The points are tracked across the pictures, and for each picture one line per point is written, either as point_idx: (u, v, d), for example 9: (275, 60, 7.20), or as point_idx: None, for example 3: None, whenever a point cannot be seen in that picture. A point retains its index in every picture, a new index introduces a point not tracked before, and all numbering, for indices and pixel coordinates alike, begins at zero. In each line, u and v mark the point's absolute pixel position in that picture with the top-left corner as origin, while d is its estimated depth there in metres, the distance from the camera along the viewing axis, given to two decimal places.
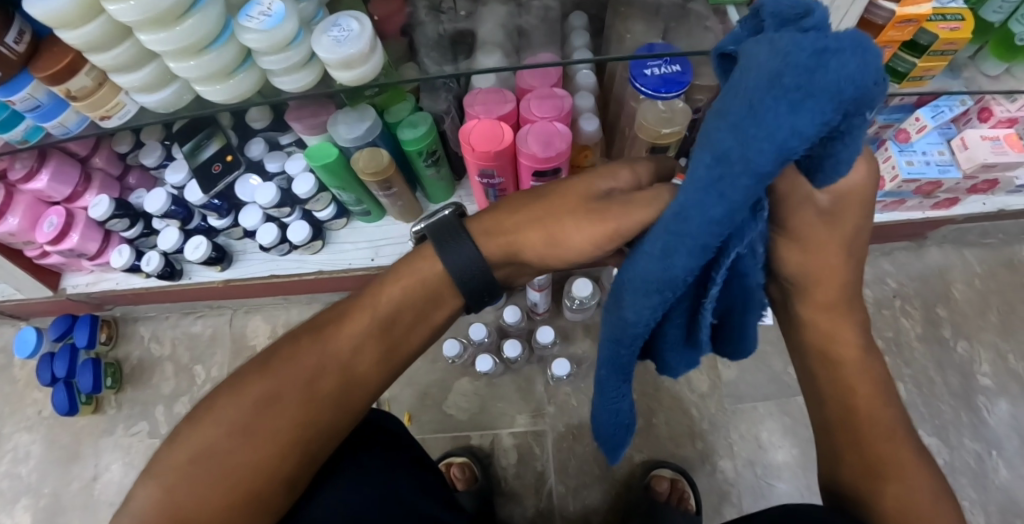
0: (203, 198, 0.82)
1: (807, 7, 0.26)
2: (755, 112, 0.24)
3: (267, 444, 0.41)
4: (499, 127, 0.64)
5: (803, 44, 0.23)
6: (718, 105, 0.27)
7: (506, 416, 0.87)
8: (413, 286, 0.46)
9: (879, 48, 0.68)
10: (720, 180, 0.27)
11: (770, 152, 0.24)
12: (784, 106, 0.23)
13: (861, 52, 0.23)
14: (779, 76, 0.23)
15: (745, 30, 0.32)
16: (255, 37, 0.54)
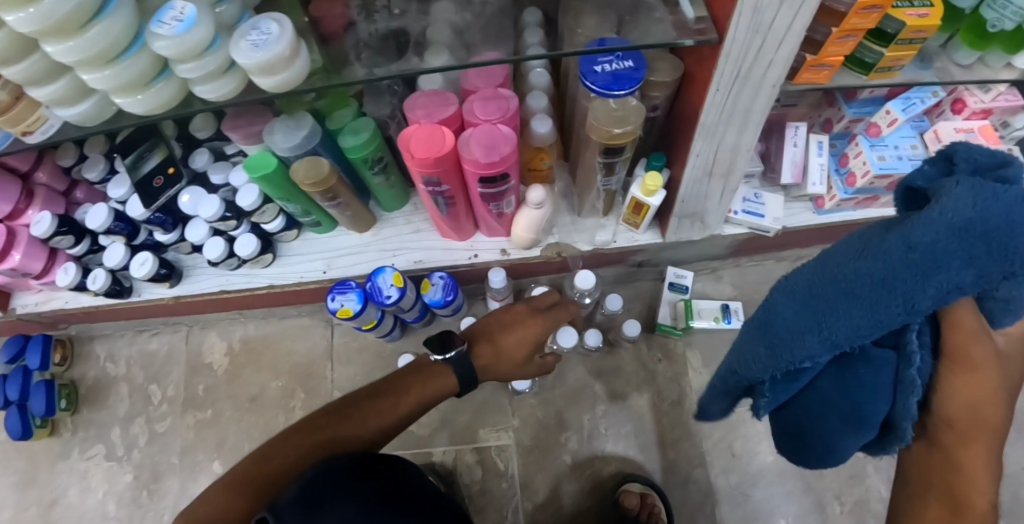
0: (145, 213, 0.78)
1: (1004, 160, 0.31)
2: (991, 234, 0.28)
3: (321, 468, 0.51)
4: (441, 131, 0.61)
5: (996, 200, 0.28)
6: (903, 232, 0.31)
7: (470, 430, 0.84)
8: (441, 383, 0.59)
9: (842, 38, 0.61)
10: (899, 271, 0.30)
11: (951, 283, 0.29)
12: (1015, 242, 0.28)
13: None
14: (985, 218, 0.28)
15: (931, 169, 0.34)
16: (165, 45, 0.50)
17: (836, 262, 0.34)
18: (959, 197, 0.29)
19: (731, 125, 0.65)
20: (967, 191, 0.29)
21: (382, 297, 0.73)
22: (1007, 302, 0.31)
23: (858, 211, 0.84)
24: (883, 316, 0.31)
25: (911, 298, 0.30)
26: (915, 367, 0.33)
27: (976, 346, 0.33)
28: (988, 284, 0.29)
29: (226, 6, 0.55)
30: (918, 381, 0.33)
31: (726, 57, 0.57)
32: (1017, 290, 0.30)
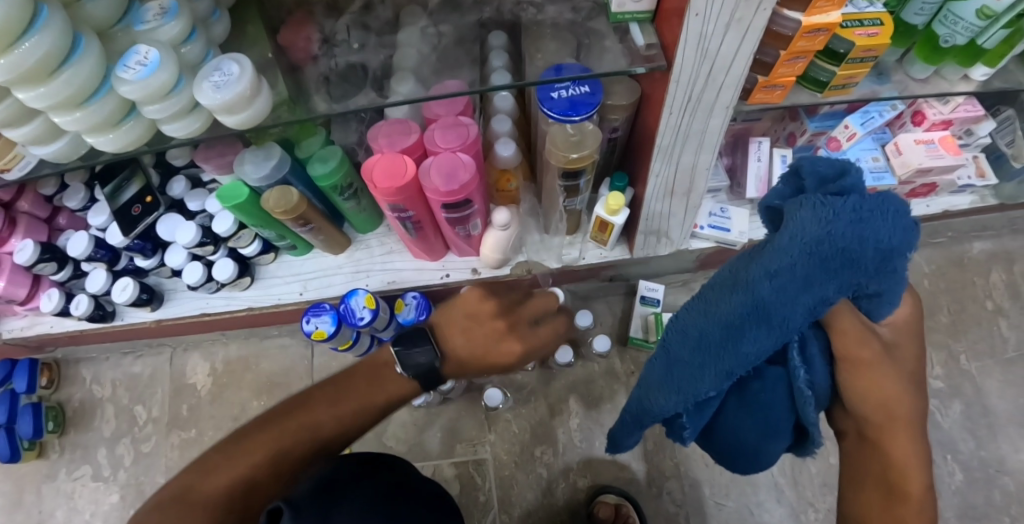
0: (125, 241, 0.80)
1: (842, 169, 0.39)
2: (832, 253, 0.37)
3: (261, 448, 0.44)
4: (402, 160, 0.63)
5: (838, 222, 0.36)
6: (766, 263, 0.39)
7: (447, 446, 0.86)
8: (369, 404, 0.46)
9: (792, 61, 0.63)
10: (769, 296, 0.39)
11: (812, 300, 0.38)
12: (857, 255, 0.36)
13: (882, 219, 0.36)
14: (825, 244, 0.37)
15: (788, 189, 0.43)
16: (131, 89, 0.52)
17: (718, 296, 0.43)
18: (807, 220, 0.37)
19: (687, 146, 0.68)
20: (811, 211, 0.37)
21: (355, 319, 0.75)
22: (877, 298, 0.40)
23: None
24: (766, 334, 0.41)
25: (782, 315, 0.39)
26: (802, 379, 0.42)
27: (864, 347, 0.40)
28: (847, 287, 0.38)
29: (190, 46, 0.58)
30: (807, 390, 0.42)
31: (676, 82, 0.60)
32: (883, 284, 0.39)
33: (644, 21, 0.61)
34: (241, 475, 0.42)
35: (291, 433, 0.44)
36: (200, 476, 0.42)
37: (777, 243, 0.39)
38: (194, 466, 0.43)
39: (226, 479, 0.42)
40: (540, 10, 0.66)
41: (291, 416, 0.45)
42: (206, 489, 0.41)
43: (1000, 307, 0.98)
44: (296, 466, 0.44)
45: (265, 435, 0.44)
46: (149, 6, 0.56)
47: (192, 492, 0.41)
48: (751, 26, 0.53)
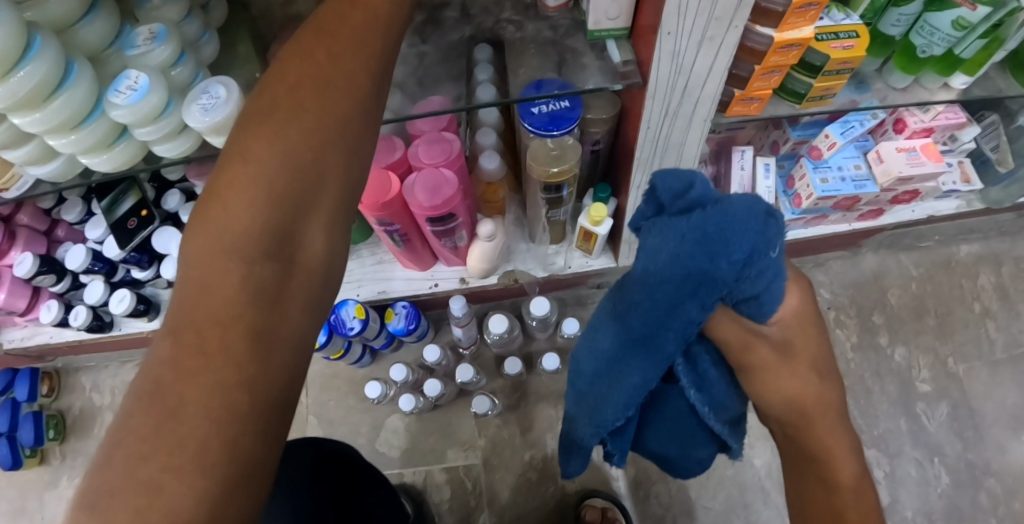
0: (121, 253, 0.82)
1: (690, 181, 0.39)
2: (684, 273, 0.39)
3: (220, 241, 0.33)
4: (386, 176, 0.65)
5: (688, 238, 0.38)
6: (636, 285, 0.42)
7: (438, 451, 0.87)
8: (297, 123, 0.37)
9: (767, 75, 0.64)
10: (643, 314, 0.43)
11: (689, 314, 0.40)
12: (715, 266, 0.37)
13: (739, 224, 0.37)
14: (685, 260, 0.38)
15: (650, 207, 0.42)
16: (122, 113, 0.54)
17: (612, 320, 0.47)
18: (661, 242, 0.40)
19: (666, 158, 0.71)
20: (662, 235, 0.40)
21: (345, 329, 0.77)
22: (758, 302, 0.38)
23: (807, 228, 0.87)
24: (651, 347, 0.44)
25: (665, 330, 0.42)
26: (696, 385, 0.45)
27: (751, 352, 0.41)
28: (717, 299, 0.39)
29: (180, 68, 0.60)
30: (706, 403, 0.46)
31: (652, 97, 0.62)
32: (758, 286, 0.38)
33: (620, 38, 0.63)
34: (263, 193, 0.34)
35: (314, 137, 0.37)
36: (209, 231, 0.33)
37: (642, 267, 0.41)
38: (187, 229, 0.33)
39: (247, 212, 0.34)
40: (519, 27, 0.66)
41: (289, 111, 0.37)
42: (233, 229, 0.33)
43: (988, 309, 0.98)
44: (314, 155, 0.36)
45: (259, 144, 0.36)
46: (140, 31, 0.57)
47: (209, 252, 0.32)
48: (723, 43, 0.55)
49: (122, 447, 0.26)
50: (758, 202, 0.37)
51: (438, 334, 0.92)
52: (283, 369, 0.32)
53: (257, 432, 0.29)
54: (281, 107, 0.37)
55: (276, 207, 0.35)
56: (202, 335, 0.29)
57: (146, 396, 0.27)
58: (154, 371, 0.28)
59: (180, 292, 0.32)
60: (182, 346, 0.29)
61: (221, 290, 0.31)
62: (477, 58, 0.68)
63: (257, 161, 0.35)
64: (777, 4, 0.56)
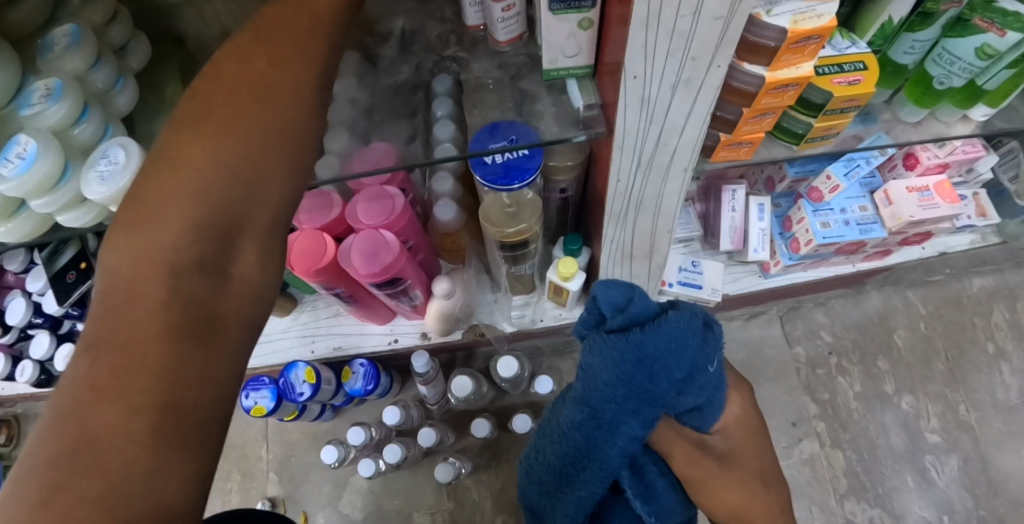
0: (60, 309, 0.77)
1: (629, 296, 0.47)
2: (629, 394, 0.46)
3: (156, 230, 0.27)
4: (322, 239, 0.59)
5: (630, 351, 0.45)
6: (586, 379, 0.48)
7: (404, 513, 0.82)
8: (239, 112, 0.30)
9: (758, 117, 0.56)
10: (597, 428, 0.49)
11: (636, 417, 0.47)
12: (657, 374, 0.45)
13: (682, 333, 0.44)
14: (629, 367, 0.45)
15: (592, 316, 0.49)
16: (8, 187, 0.48)
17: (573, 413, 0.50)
18: (605, 350, 0.46)
19: (641, 211, 0.62)
20: (605, 350, 0.46)
21: (294, 395, 0.71)
22: (698, 411, 0.50)
23: (807, 272, 0.78)
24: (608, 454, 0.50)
25: (620, 425, 0.48)
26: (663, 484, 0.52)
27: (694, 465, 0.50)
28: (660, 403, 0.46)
29: (83, 127, 0.53)
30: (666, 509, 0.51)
31: (620, 148, 0.54)
32: (694, 394, 0.47)
33: (582, 77, 0.55)
34: (200, 194, 0.28)
35: (266, 129, 0.30)
36: (137, 235, 0.27)
37: (594, 368, 0.47)
38: (109, 232, 0.27)
39: (180, 215, 0.28)
40: (466, 66, 0.59)
41: (231, 108, 0.30)
42: (170, 220, 0.27)
43: (1002, 350, 0.89)
44: (261, 149, 0.30)
45: (197, 140, 0.29)
46: (35, 87, 0.51)
47: (135, 261, 0.27)
48: (703, 86, 0.47)
49: (29, 481, 0.22)
50: (695, 314, 0.46)
51: (405, 386, 0.86)
52: (224, 388, 0.28)
53: (194, 460, 0.25)
54: (212, 103, 0.30)
55: (218, 213, 0.29)
56: (131, 356, 0.25)
57: (58, 422, 0.23)
58: (71, 387, 0.24)
59: (102, 303, 0.26)
60: (104, 367, 0.24)
61: (149, 291, 0.26)
62: (437, 91, 0.59)
63: (197, 159, 0.28)
64: (769, 39, 0.46)
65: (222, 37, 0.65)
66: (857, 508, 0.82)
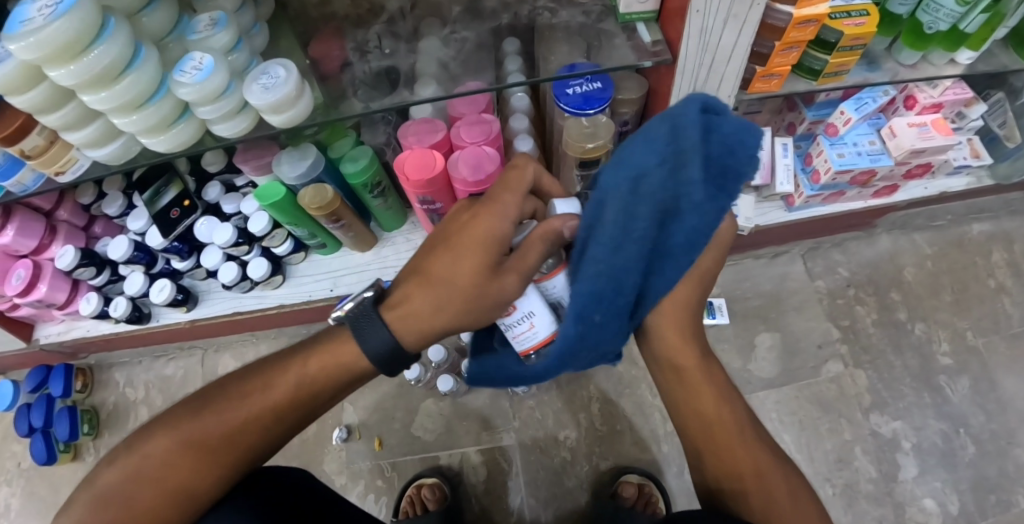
0: (164, 242, 0.82)
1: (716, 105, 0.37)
2: (708, 173, 0.36)
3: (222, 419, 0.46)
4: (431, 155, 0.69)
5: (721, 129, 0.36)
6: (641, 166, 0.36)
7: (472, 433, 0.90)
8: (324, 364, 0.48)
9: (786, 51, 0.67)
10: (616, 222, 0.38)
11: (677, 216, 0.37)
12: (732, 164, 0.36)
13: (727, 122, 0.36)
14: (710, 156, 0.35)
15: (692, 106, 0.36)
16: (188, 91, 0.56)
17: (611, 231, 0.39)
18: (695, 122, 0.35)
19: None
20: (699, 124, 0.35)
21: None
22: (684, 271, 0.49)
23: (826, 206, 0.92)
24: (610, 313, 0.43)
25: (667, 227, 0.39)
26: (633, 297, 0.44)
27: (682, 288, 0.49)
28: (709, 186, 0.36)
29: (237, 54, 0.61)
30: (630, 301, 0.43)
31: (681, 74, 0.64)
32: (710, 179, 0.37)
33: (650, 21, 0.65)
34: (260, 408, 0.47)
35: (315, 380, 0.48)
36: (215, 406, 0.47)
37: (675, 147, 0.35)
38: (219, 389, 0.48)
39: (242, 408, 0.47)
40: (554, 14, 0.70)
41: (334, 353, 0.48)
42: (236, 412, 0.47)
43: (1002, 285, 1.00)
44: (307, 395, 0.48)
45: (292, 370, 0.48)
46: (200, 18, 0.58)
47: (206, 420, 0.46)
48: (746, 20, 0.56)
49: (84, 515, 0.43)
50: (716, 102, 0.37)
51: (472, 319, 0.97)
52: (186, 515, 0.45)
53: None
54: (324, 358, 0.48)
55: (256, 416, 0.47)
56: (157, 472, 0.44)
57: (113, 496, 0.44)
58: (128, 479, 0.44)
59: (176, 431, 0.46)
60: (144, 477, 0.44)
61: (200, 443, 0.45)
62: (507, 50, 0.73)
63: (273, 388, 0.48)
64: None
65: (321, 2, 0.69)
66: (881, 420, 0.91)
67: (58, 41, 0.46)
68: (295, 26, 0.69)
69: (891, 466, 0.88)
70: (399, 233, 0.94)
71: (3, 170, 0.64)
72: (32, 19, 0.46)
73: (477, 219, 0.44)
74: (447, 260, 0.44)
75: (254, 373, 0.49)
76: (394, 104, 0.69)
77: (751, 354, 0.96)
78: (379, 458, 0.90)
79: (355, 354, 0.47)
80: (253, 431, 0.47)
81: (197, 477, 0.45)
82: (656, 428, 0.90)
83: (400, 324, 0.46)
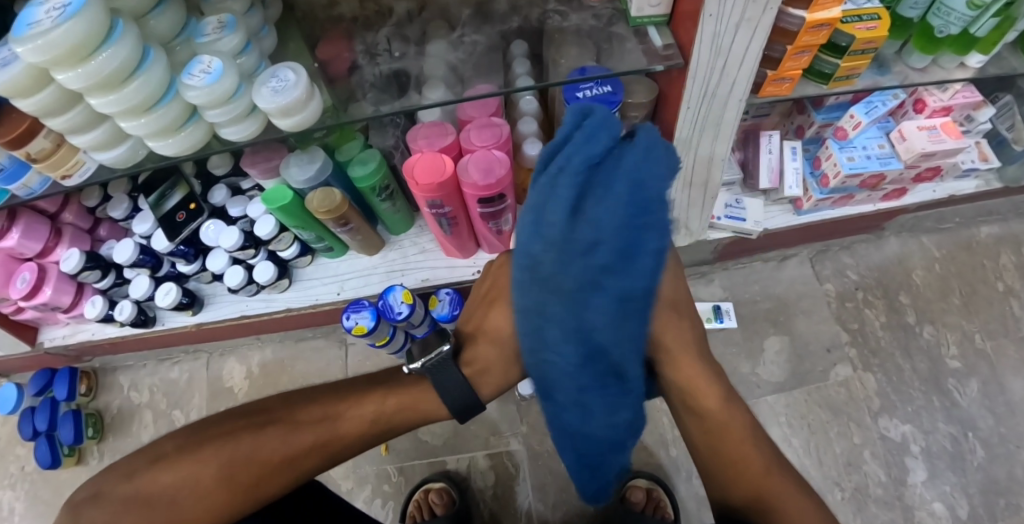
0: (170, 246, 0.82)
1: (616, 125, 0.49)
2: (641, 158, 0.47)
3: (298, 438, 0.52)
4: (440, 159, 0.68)
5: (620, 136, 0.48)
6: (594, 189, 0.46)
7: (480, 437, 0.90)
8: (399, 404, 0.57)
9: (798, 54, 0.67)
10: (562, 237, 0.46)
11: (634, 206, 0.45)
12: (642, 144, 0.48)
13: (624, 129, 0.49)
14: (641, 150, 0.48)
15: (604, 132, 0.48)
16: (197, 94, 0.55)
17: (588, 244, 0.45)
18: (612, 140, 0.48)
19: (704, 138, 0.73)
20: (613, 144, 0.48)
21: (393, 314, 0.79)
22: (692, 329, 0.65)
23: (835, 209, 0.92)
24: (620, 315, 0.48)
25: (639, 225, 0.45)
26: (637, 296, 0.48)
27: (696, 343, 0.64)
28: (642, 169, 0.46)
29: (246, 57, 0.60)
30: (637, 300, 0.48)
31: (693, 78, 0.63)
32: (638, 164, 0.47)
33: (661, 24, 0.65)
34: (332, 435, 0.54)
35: (386, 419, 0.57)
36: (293, 425, 0.53)
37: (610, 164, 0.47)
38: (297, 411, 0.55)
39: (315, 432, 0.54)
40: (565, 18, 0.70)
41: (410, 396, 0.58)
42: (311, 433, 0.53)
43: (1011, 288, 1.00)
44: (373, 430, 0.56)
45: (368, 405, 0.57)
46: (208, 21, 0.58)
47: (281, 435, 0.52)
48: (760, 24, 0.55)
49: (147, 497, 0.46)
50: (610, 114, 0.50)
51: None
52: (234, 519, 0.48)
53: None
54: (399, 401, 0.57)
55: (327, 442, 0.54)
56: (226, 475, 0.48)
57: (177, 488, 0.47)
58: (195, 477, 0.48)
59: (252, 439, 0.51)
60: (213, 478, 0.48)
61: (274, 455, 0.51)
62: (515, 53, 0.72)
63: (348, 418, 0.56)
64: None
65: (329, 4, 0.68)
66: (890, 423, 0.91)
67: (67, 44, 0.45)
68: (302, 28, 0.69)
69: (900, 471, 0.88)
70: (407, 236, 0.93)
71: (9, 174, 0.64)
72: (40, 21, 0.45)
73: (515, 309, 0.63)
74: (497, 315, 0.64)
75: (316, 409, 0.56)
76: (403, 108, 0.68)
77: (760, 357, 0.96)
78: (386, 463, 0.90)
79: (433, 403, 0.58)
80: (320, 455, 0.53)
81: (240, 496, 0.48)
82: (665, 433, 0.89)
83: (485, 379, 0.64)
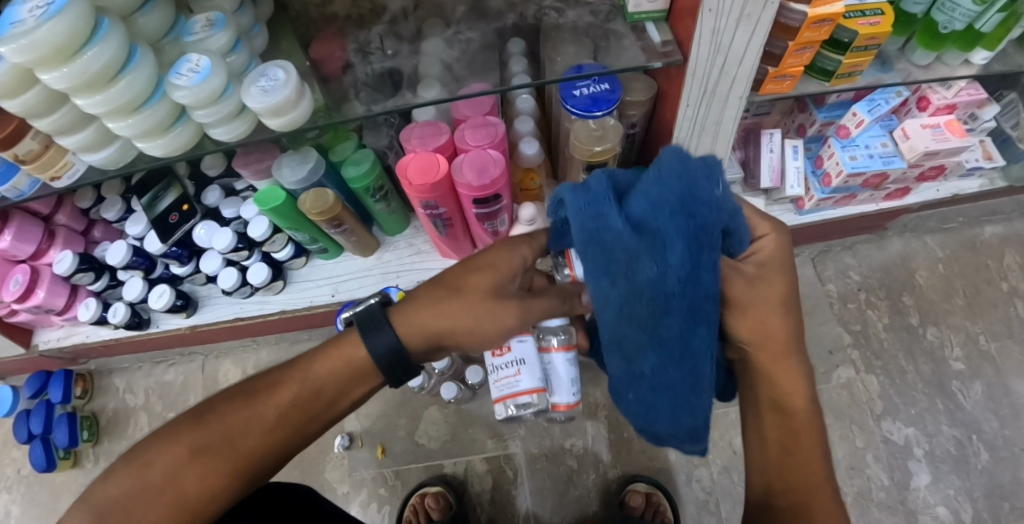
0: (162, 247, 0.82)
1: (585, 190, 0.45)
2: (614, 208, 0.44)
3: (247, 414, 0.46)
4: (434, 159, 0.67)
5: (594, 198, 0.44)
6: (596, 242, 0.44)
7: (477, 441, 0.89)
8: (341, 364, 0.48)
9: (799, 50, 0.65)
10: (631, 263, 0.43)
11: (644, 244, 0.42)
12: (604, 193, 0.44)
13: (590, 188, 0.45)
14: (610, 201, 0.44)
15: (581, 198, 0.45)
16: (185, 94, 0.54)
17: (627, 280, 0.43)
18: (583, 204, 0.44)
19: (703, 137, 0.72)
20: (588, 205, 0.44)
21: None
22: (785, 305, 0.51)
23: (836, 209, 0.91)
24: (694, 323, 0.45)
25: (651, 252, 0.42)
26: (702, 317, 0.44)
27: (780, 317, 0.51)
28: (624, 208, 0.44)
29: (236, 56, 0.59)
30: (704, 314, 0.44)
31: (692, 75, 0.61)
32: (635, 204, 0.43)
33: (660, 20, 0.63)
34: (283, 404, 0.47)
35: (336, 379, 0.49)
36: (240, 402, 0.47)
37: (598, 219, 0.44)
38: (245, 388, 0.48)
39: (266, 406, 0.47)
40: (561, 14, 0.68)
41: (353, 354, 0.49)
42: (260, 409, 0.46)
43: (1016, 288, 0.98)
44: (325, 393, 0.49)
45: (315, 365, 0.49)
46: (197, 19, 0.57)
47: (230, 416, 0.46)
48: (760, 20, 0.54)
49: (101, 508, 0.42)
50: (573, 184, 0.46)
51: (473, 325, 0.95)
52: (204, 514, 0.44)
53: None
54: (345, 359, 0.48)
55: (278, 413, 0.47)
56: (178, 470, 0.43)
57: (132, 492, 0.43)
58: (145, 478, 0.43)
59: (201, 428, 0.45)
60: (165, 475, 0.43)
61: (225, 439, 0.45)
62: (511, 51, 0.71)
63: (297, 383, 0.48)
64: None
65: (322, 2, 0.67)
66: (893, 426, 0.89)
67: (50, 42, 0.44)
68: (295, 27, 0.68)
69: (904, 474, 0.86)
70: (401, 236, 0.93)
71: None
72: (23, 20, 0.44)
73: (474, 272, 0.50)
74: (460, 272, 0.51)
75: (254, 383, 0.48)
76: (397, 107, 0.67)
77: None
78: (382, 467, 0.89)
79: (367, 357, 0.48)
80: (274, 427, 0.46)
81: (199, 487, 0.43)
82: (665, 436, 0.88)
83: (411, 337, 0.49)
